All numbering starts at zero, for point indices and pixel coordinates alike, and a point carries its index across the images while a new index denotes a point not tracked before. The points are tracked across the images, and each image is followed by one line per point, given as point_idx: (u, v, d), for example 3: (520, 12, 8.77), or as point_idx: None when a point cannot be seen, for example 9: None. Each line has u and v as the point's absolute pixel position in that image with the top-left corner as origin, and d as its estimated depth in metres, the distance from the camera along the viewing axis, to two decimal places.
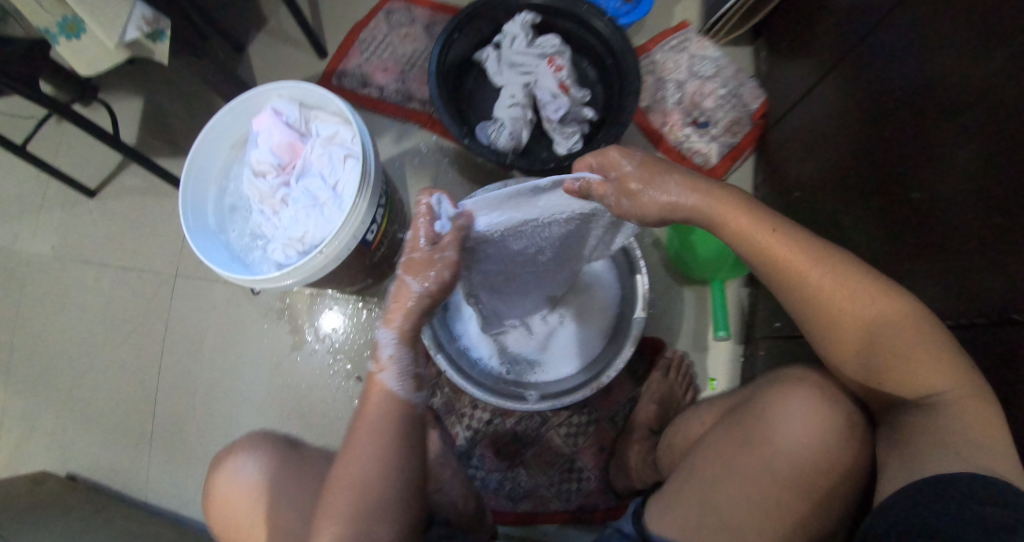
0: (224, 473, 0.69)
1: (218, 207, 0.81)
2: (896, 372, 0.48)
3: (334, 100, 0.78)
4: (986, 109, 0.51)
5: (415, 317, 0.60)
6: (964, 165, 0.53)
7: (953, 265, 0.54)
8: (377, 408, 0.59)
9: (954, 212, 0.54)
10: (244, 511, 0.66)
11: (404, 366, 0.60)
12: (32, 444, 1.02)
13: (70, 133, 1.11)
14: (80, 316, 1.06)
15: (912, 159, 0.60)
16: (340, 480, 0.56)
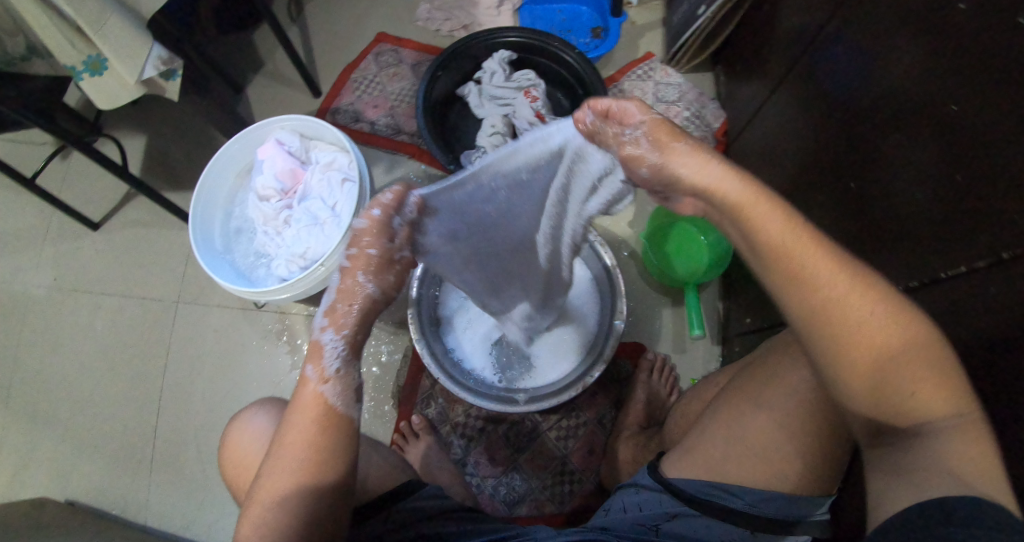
0: (237, 426, 0.74)
1: (225, 229, 0.88)
2: (912, 390, 0.41)
3: (331, 130, 0.85)
4: (906, 110, 0.58)
5: (358, 321, 0.54)
6: (897, 160, 0.60)
7: (899, 252, 0.59)
8: (309, 418, 0.52)
9: (893, 202, 0.60)
10: (253, 457, 0.70)
11: (347, 376, 0.53)
12: (36, 472, 1.04)
13: (77, 171, 1.17)
14: (83, 345, 1.09)
15: (856, 158, 0.67)
16: (264, 488, 0.51)
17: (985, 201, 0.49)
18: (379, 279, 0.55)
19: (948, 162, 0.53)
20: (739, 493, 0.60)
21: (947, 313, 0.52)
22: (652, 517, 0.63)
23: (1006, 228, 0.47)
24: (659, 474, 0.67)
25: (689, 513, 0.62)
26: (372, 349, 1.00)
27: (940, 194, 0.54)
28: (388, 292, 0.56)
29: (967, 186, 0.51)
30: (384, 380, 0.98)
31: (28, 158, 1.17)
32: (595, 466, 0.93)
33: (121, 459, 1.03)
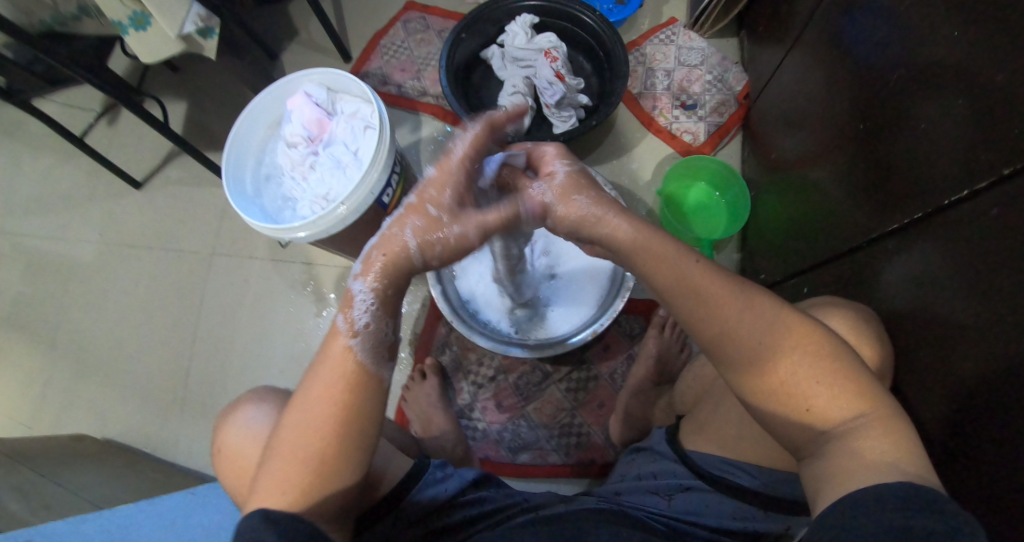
0: (233, 424, 0.76)
1: (255, 176, 0.92)
2: (808, 404, 0.48)
3: (357, 81, 0.88)
4: (934, 40, 0.57)
5: (391, 275, 0.54)
6: (927, 93, 0.58)
7: (926, 187, 0.58)
8: (333, 372, 0.52)
9: (922, 136, 0.58)
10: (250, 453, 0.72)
11: (380, 336, 0.54)
12: (73, 412, 1.08)
13: (121, 131, 1.23)
14: (123, 296, 1.14)
15: (879, 98, 0.65)
16: (281, 446, 0.51)
17: (1012, 132, 0.48)
18: (423, 236, 0.54)
19: (975, 96, 0.52)
20: (747, 469, 0.62)
21: (973, 247, 0.52)
22: (666, 486, 0.66)
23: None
24: (676, 446, 0.69)
25: (702, 487, 0.64)
26: None
27: (967, 126, 0.53)
28: (429, 256, 0.55)
29: (995, 120, 0.49)
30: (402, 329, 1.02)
31: (79, 121, 1.23)
32: (604, 420, 0.93)
33: (155, 403, 1.07)
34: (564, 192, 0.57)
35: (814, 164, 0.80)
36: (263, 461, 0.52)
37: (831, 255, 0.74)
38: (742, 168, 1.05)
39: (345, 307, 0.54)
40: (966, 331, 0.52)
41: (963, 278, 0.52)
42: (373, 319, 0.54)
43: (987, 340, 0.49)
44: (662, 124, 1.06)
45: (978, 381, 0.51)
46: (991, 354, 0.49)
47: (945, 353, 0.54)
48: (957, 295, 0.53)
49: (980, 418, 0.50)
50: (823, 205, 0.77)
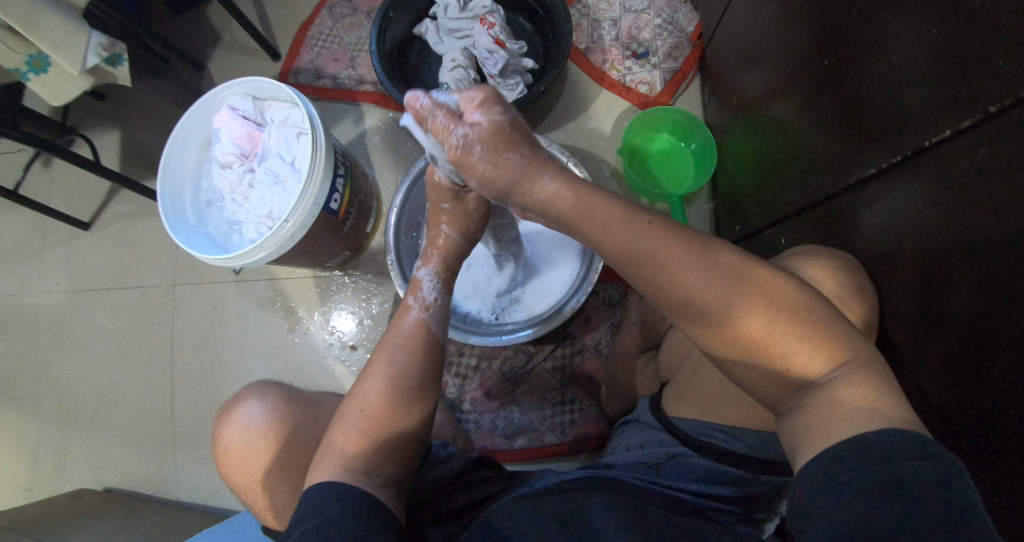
0: (237, 423, 0.72)
1: (196, 203, 0.87)
2: (788, 364, 0.46)
3: (280, 85, 0.82)
4: None
5: (447, 261, 0.67)
6: (895, 21, 0.52)
7: (894, 126, 0.54)
8: (402, 338, 0.61)
9: (891, 68, 0.53)
10: (257, 457, 0.69)
11: (441, 310, 0.64)
12: (69, 466, 1.06)
13: (57, 172, 1.16)
14: (95, 342, 1.10)
15: (839, 27, 0.60)
16: (352, 411, 0.58)
17: (986, 50, 0.44)
18: (459, 226, 0.67)
19: (943, 11, 0.47)
20: (727, 434, 0.62)
21: (947, 185, 0.48)
22: (653, 456, 0.65)
23: (1003, 78, 0.43)
24: (659, 414, 0.70)
25: (688, 453, 0.64)
26: (364, 303, 1.01)
27: (936, 45, 0.48)
28: (468, 238, 0.68)
29: (969, 36, 0.45)
30: (377, 329, 0.99)
31: (11, 168, 1.16)
32: (595, 393, 0.92)
33: (146, 442, 1.04)
34: (492, 150, 0.53)
35: (777, 101, 0.75)
36: (332, 428, 0.58)
37: (805, 200, 0.70)
38: (704, 114, 1.00)
39: (414, 292, 0.65)
40: (941, 264, 0.50)
41: (946, 224, 0.49)
42: (437, 297, 0.65)
43: (963, 272, 0.47)
44: (615, 78, 1.00)
45: (955, 316, 0.49)
46: (967, 288, 0.47)
47: (921, 289, 0.52)
48: (928, 230, 0.51)
49: (981, 368, 0.46)
50: (790, 144, 0.73)
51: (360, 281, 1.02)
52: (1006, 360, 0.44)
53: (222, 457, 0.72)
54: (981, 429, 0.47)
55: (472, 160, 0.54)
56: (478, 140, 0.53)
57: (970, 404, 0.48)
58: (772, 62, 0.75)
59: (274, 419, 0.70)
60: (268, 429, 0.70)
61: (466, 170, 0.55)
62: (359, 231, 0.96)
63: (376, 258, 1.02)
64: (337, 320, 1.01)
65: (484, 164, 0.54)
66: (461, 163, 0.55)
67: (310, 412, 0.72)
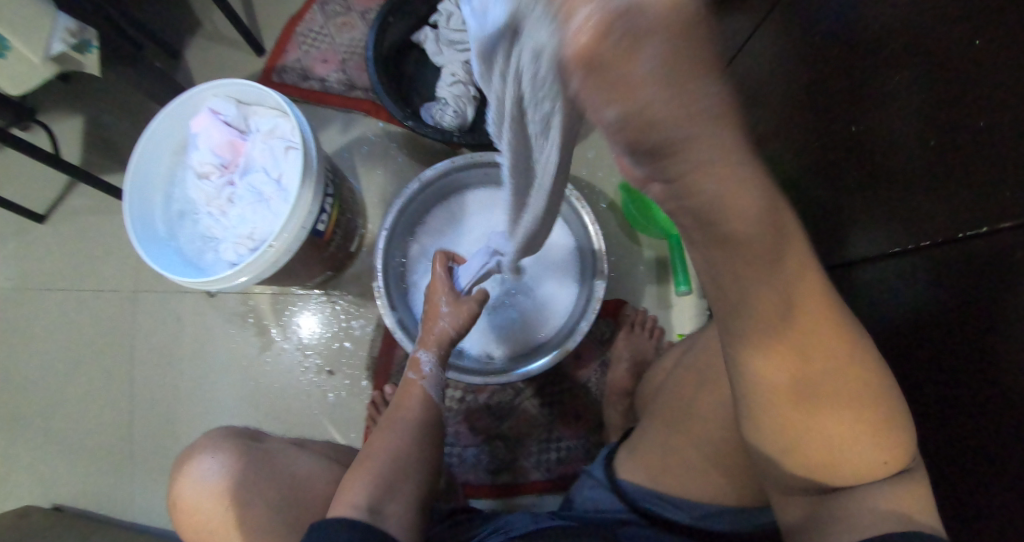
0: (187, 478, 0.64)
1: (167, 213, 0.81)
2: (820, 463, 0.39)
3: (268, 92, 0.76)
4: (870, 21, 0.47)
5: (443, 341, 0.76)
6: (910, 91, 0.45)
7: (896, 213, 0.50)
8: (412, 400, 0.71)
9: (896, 142, 0.48)
10: (211, 519, 0.61)
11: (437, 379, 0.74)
12: (12, 478, 0.98)
13: (9, 157, 1.05)
14: (42, 346, 1.00)
15: (850, 80, 0.51)
16: (361, 468, 0.62)
17: (987, 158, 0.40)
18: (454, 318, 0.77)
19: (950, 107, 0.42)
20: (721, 512, 0.55)
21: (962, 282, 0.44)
22: (604, 521, 0.60)
23: (987, 198, 0.41)
24: (609, 470, 0.65)
25: (638, 521, 0.59)
26: (343, 324, 0.96)
27: (936, 140, 0.44)
28: (463, 325, 0.78)
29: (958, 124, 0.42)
30: (357, 354, 0.95)
31: None
32: (583, 433, 0.91)
33: (98, 459, 0.97)
34: (677, 60, 0.22)
35: None
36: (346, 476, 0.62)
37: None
38: None
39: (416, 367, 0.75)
40: (918, 354, 0.50)
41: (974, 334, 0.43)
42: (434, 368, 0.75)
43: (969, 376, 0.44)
44: None
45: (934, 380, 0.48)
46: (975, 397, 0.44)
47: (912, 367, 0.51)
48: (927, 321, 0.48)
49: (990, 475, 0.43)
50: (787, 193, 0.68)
51: (341, 302, 0.97)
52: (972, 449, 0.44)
53: (176, 514, 0.64)
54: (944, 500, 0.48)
55: (635, 75, 0.22)
56: (662, 24, 0.22)
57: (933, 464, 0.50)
58: None
59: (228, 476, 0.62)
60: (229, 481, 0.62)
61: (607, 89, 0.23)
62: (342, 250, 0.91)
63: (359, 277, 0.98)
64: (313, 339, 0.96)
65: (657, 88, 0.22)
66: (607, 84, 0.23)
67: (267, 464, 0.64)
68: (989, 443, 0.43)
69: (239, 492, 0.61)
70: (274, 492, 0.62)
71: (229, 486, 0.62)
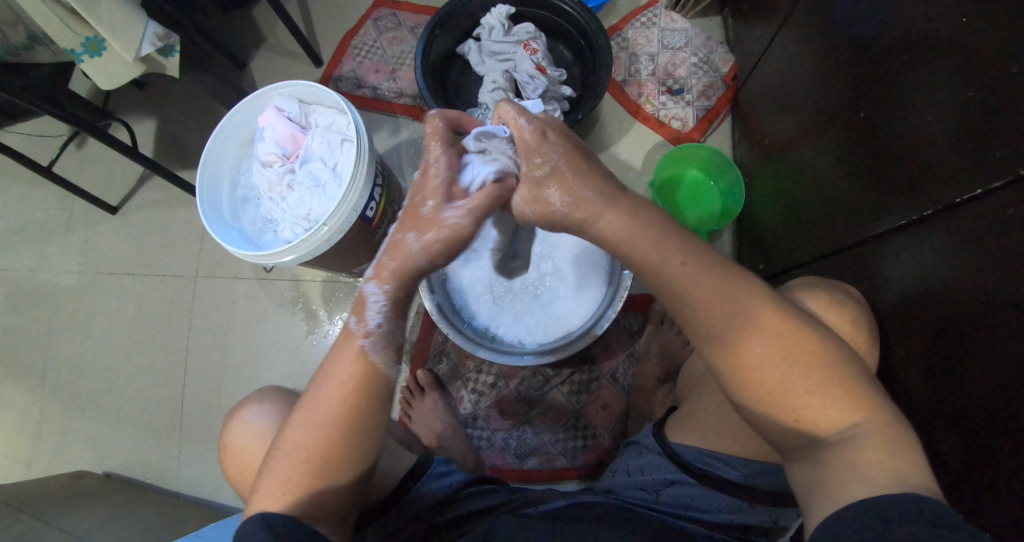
0: (239, 422, 0.69)
1: (233, 198, 0.89)
2: (797, 413, 0.45)
3: (329, 90, 0.84)
4: (899, 29, 0.55)
5: (401, 278, 0.56)
6: (934, 81, 0.52)
7: (915, 194, 0.55)
8: (349, 366, 0.54)
9: (919, 128, 0.54)
10: (253, 460, 0.66)
11: (386, 335, 0.55)
12: (71, 447, 1.05)
13: (90, 154, 1.15)
14: (107, 326, 1.09)
15: (876, 82, 0.59)
16: (291, 445, 0.52)
17: (998, 121, 0.45)
18: (424, 237, 0.55)
19: (971, 81, 0.48)
20: (769, 470, 0.59)
21: (973, 252, 0.48)
22: (652, 482, 0.64)
23: (996, 169, 0.46)
24: (661, 437, 0.67)
25: (689, 480, 0.62)
26: None
27: (953, 113, 0.49)
28: (431, 256, 0.56)
29: (977, 106, 0.47)
30: None
31: (45, 150, 1.15)
32: (612, 423, 0.93)
33: (151, 432, 1.03)
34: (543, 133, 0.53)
35: (800, 152, 0.77)
36: (272, 455, 0.53)
37: (813, 243, 0.73)
38: (733, 153, 1.02)
39: (360, 312, 0.56)
40: (934, 328, 0.53)
41: (985, 301, 0.47)
42: (384, 317, 0.56)
43: (984, 340, 0.47)
44: (649, 111, 1.04)
45: (920, 363, 0.55)
46: (990, 359, 0.47)
47: (930, 340, 0.54)
48: (942, 294, 0.51)
49: (1004, 434, 0.45)
50: (816, 185, 0.73)
51: None
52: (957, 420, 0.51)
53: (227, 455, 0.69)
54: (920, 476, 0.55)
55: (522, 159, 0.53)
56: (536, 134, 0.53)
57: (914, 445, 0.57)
58: (800, 116, 0.77)
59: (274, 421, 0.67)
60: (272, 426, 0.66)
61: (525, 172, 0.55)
62: None
63: None
64: None
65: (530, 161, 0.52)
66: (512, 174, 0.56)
67: None
68: (997, 404, 0.46)
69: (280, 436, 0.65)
70: None
71: (270, 437, 0.66)
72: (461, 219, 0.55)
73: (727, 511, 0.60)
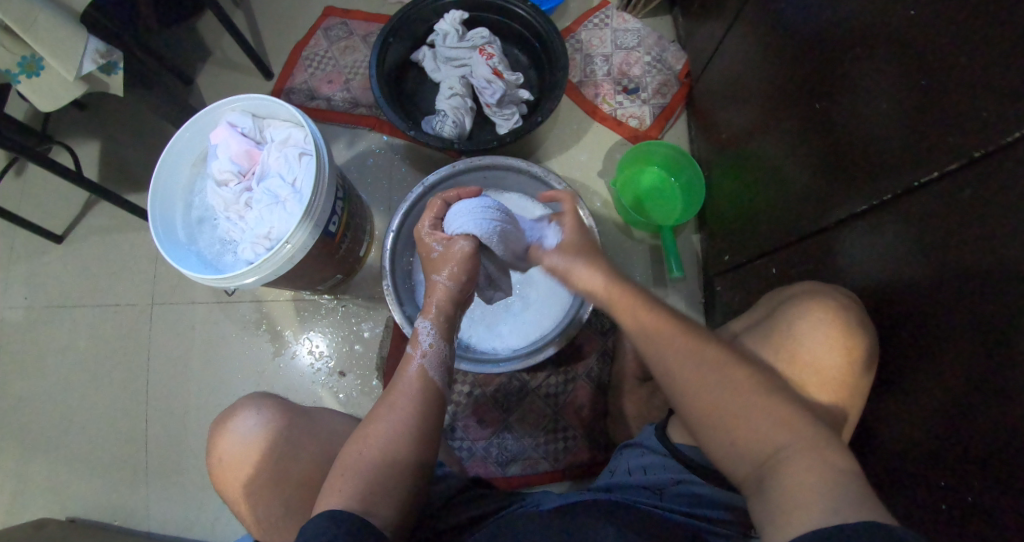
0: (227, 436, 0.65)
1: (187, 220, 0.85)
2: None
3: (283, 104, 0.82)
4: (849, 22, 0.57)
5: (445, 306, 0.68)
6: (881, 74, 0.54)
7: (871, 180, 0.57)
8: (414, 381, 0.61)
9: (870, 119, 0.56)
10: (247, 474, 0.63)
11: (440, 356, 0.64)
12: (26, 494, 0.99)
13: (28, 183, 1.09)
14: (58, 362, 1.03)
15: (827, 75, 0.62)
16: (358, 451, 0.56)
17: (951, 103, 0.47)
18: (451, 272, 0.68)
19: (918, 70, 0.50)
20: None
21: (932, 235, 0.50)
22: (657, 481, 0.66)
23: (949, 153, 0.48)
24: (664, 439, 0.68)
25: (695, 479, 0.64)
26: (354, 328, 1.00)
27: (908, 98, 0.51)
28: (462, 285, 0.69)
29: (927, 93, 0.49)
30: (368, 354, 0.99)
31: None
32: (590, 423, 0.93)
33: (113, 470, 0.98)
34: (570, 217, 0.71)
35: (756, 143, 0.79)
36: (337, 464, 0.56)
37: (773, 232, 0.75)
38: (690, 149, 1.04)
39: (415, 341, 0.65)
40: (900, 312, 0.55)
41: (945, 283, 0.49)
42: (435, 342, 0.65)
43: (948, 320, 0.49)
44: (607, 111, 1.05)
45: (892, 347, 0.57)
46: (954, 339, 0.48)
47: (897, 321, 0.55)
48: (907, 276, 0.54)
49: (965, 413, 0.47)
50: (772, 175, 0.75)
51: (352, 306, 1.01)
52: (923, 400, 0.52)
53: (215, 470, 0.65)
54: (885, 455, 0.57)
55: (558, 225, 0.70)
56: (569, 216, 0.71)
57: (879, 426, 0.59)
58: (753, 110, 0.80)
59: (270, 431, 0.64)
60: (269, 437, 0.63)
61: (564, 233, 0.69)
62: (352, 254, 0.95)
63: (368, 281, 1.02)
64: (324, 344, 1.00)
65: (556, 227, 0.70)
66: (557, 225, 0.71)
67: (306, 424, 0.65)
68: (959, 383, 0.48)
69: (280, 447, 0.63)
70: (314, 449, 0.63)
71: (264, 448, 0.63)
72: (470, 254, 0.68)
73: (727, 505, 0.62)
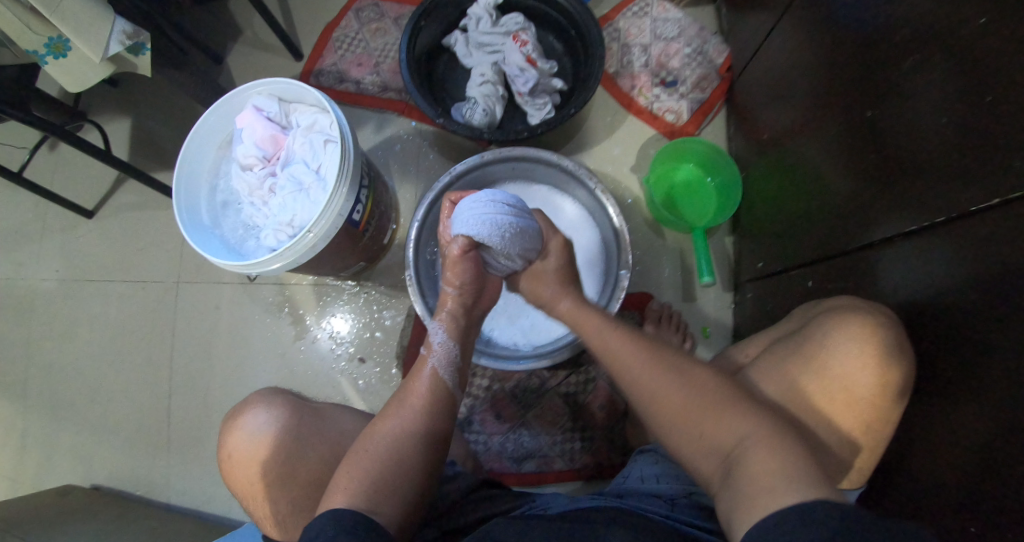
0: (238, 432, 0.65)
1: (211, 203, 0.85)
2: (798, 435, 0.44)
3: (309, 89, 0.80)
4: (910, 22, 0.53)
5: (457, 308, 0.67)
6: (942, 81, 0.50)
7: (924, 195, 0.53)
8: (425, 382, 0.61)
9: (927, 129, 0.52)
10: (256, 472, 0.62)
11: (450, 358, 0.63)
12: (54, 461, 1.02)
13: (61, 157, 1.10)
14: (87, 335, 1.05)
15: (883, 78, 0.57)
16: (365, 449, 0.55)
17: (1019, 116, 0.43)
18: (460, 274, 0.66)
19: (984, 78, 0.45)
20: None
21: (988, 258, 0.46)
22: (670, 491, 0.64)
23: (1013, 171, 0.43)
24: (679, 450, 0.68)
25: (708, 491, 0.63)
26: (374, 315, 1.00)
27: (971, 109, 0.47)
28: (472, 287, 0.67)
29: (992, 105, 0.45)
30: (388, 343, 0.99)
31: (15, 153, 1.10)
32: (608, 423, 0.92)
33: (137, 442, 1.01)
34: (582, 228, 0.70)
35: (799, 146, 0.75)
36: (344, 462, 0.55)
37: (813, 241, 0.71)
38: (728, 147, 1.00)
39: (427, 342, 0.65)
40: (947, 338, 0.51)
41: (998, 312, 0.45)
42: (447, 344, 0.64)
43: (999, 351, 0.45)
44: (642, 104, 1.01)
45: (934, 374, 0.53)
46: (1004, 372, 0.45)
47: (943, 347, 0.52)
48: (957, 301, 0.50)
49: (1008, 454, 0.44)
50: (815, 181, 0.71)
51: (373, 293, 1.00)
52: (955, 437, 0.49)
53: (225, 467, 0.65)
54: (914, 487, 0.54)
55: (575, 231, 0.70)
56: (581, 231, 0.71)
57: (911, 457, 0.56)
58: (798, 111, 0.75)
59: (280, 431, 0.63)
60: (279, 436, 0.63)
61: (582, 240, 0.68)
62: (375, 242, 0.94)
63: (390, 270, 1.01)
64: (344, 328, 1.00)
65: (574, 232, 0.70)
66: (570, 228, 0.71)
67: (315, 424, 0.65)
68: (1003, 420, 0.44)
69: (289, 447, 0.62)
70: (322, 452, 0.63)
71: (274, 447, 0.63)
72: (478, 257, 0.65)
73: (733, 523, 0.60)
